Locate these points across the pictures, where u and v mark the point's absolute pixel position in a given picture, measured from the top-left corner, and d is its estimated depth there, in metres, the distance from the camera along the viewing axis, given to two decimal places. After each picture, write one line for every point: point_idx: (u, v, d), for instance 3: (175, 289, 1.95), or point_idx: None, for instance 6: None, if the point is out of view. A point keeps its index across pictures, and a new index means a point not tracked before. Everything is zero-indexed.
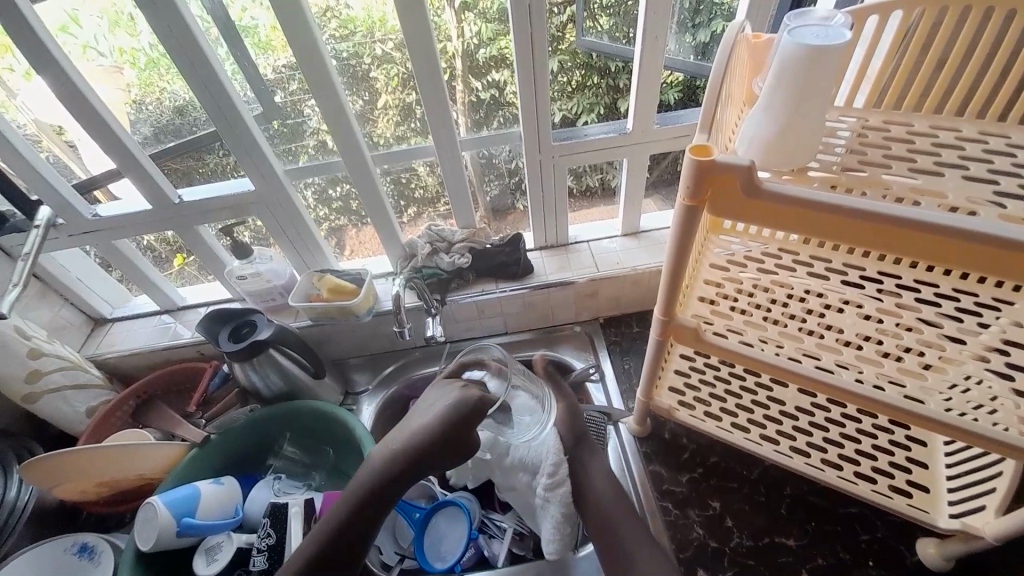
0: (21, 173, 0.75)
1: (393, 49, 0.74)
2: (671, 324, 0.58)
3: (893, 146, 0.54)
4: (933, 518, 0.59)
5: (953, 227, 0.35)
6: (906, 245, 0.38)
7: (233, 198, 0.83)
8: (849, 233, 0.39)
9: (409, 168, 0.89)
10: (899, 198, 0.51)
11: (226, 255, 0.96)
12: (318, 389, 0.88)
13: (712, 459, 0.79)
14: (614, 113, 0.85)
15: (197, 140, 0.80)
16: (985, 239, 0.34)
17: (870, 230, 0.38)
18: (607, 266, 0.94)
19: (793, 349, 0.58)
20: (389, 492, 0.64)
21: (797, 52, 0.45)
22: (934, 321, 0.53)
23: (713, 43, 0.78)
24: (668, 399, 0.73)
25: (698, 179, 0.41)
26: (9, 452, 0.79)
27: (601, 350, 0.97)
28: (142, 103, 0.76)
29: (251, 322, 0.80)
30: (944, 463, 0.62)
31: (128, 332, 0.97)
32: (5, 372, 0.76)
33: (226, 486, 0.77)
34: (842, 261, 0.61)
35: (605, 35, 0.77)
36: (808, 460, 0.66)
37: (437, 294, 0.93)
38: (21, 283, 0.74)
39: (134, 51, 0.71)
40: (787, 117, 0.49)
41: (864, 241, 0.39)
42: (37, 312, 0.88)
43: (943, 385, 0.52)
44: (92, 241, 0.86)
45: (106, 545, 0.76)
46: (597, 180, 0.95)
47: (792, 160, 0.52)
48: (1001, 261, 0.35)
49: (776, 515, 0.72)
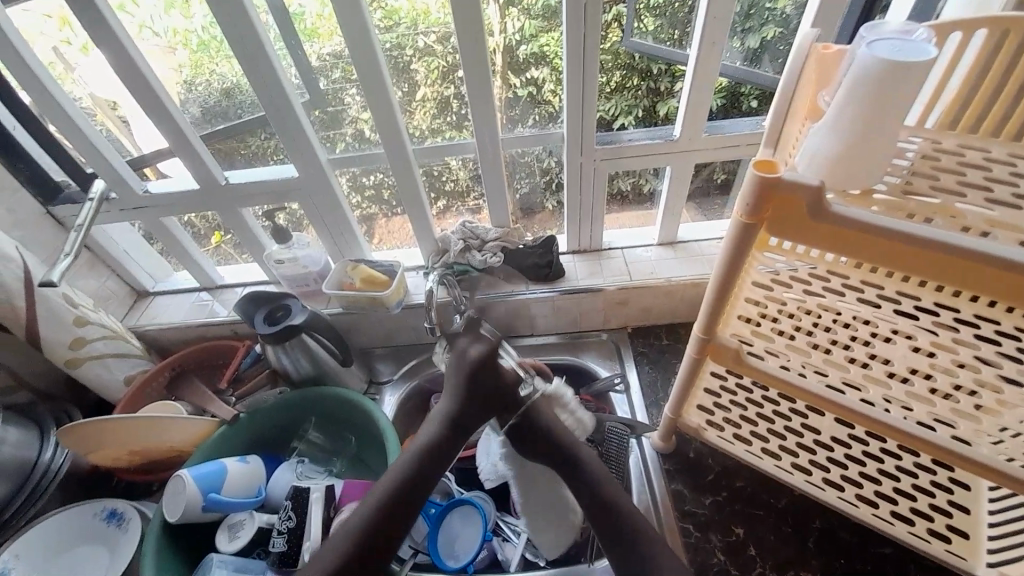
0: (78, 144, 0.78)
1: (435, 42, 0.74)
2: (710, 341, 0.58)
3: (968, 172, 0.51)
4: (971, 567, 0.57)
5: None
6: (988, 284, 0.35)
7: (272, 183, 0.85)
8: (927, 265, 0.37)
9: (442, 162, 0.89)
10: (969, 228, 0.49)
11: (264, 238, 0.97)
12: (344, 375, 0.89)
13: (739, 483, 0.76)
14: (653, 117, 0.83)
15: (243, 123, 0.82)
16: None
17: (957, 265, 0.36)
18: (640, 274, 0.93)
19: (836, 377, 0.57)
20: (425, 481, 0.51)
21: (875, 65, 0.43)
22: (992, 360, 0.48)
23: (763, 50, 0.76)
24: (696, 418, 0.73)
25: (760, 198, 0.39)
26: (51, 415, 0.83)
27: (628, 359, 0.95)
28: (192, 83, 0.77)
29: (284, 305, 0.82)
30: (988, 510, 0.59)
31: (167, 306, 1.01)
32: (52, 337, 0.80)
33: (251, 465, 0.79)
34: (894, 287, 0.54)
35: (650, 36, 0.75)
36: (842, 494, 0.64)
37: (467, 291, 0.93)
38: (72, 253, 0.76)
39: (186, 33, 0.72)
40: (856, 134, 0.46)
41: (939, 275, 0.37)
42: (85, 282, 0.92)
43: (992, 428, 0.51)
44: (140, 216, 0.89)
45: (134, 513, 0.78)
46: (630, 184, 0.92)
47: (855, 178, 0.49)
48: None
49: (804, 549, 0.70)
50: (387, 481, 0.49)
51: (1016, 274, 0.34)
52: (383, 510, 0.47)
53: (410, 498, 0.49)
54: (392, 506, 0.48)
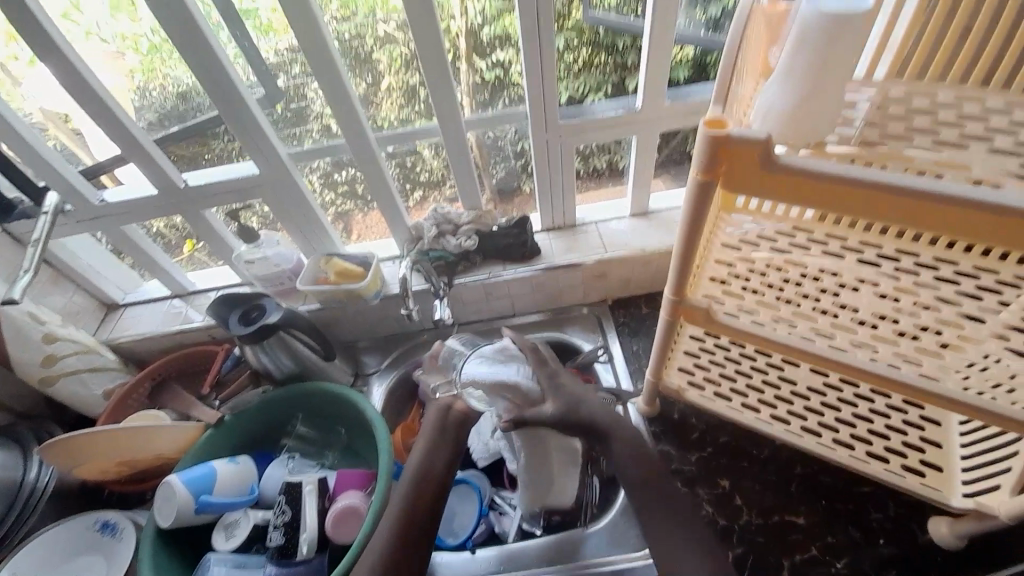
0: (28, 159, 0.76)
1: (395, 30, 0.73)
2: (682, 303, 0.60)
3: (916, 118, 0.52)
4: (944, 497, 0.60)
5: (962, 197, 0.35)
6: (944, 222, 0.37)
7: (236, 183, 0.83)
8: (883, 211, 0.38)
9: (413, 151, 0.88)
10: (920, 171, 0.50)
11: (234, 239, 0.95)
12: (328, 370, 0.89)
13: (722, 439, 0.79)
14: (622, 91, 0.83)
15: (201, 125, 0.79)
16: (994, 208, 0.34)
17: (911, 209, 0.37)
18: (616, 248, 0.93)
19: (804, 329, 0.60)
20: (440, 475, 0.72)
21: (818, 19, 0.43)
22: (951, 299, 0.49)
23: (724, 18, 0.76)
24: (676, 379, 0.75)
25: (713, 154, 0.40)
26: (28, 436, 0.81)
27: (610, 331, 0.96)
28: (145, 89, 0.75)
29: (260, 305, 0.81)
30: (960, 444, 0.62)
31: (140, 317, 0.98)
32: (21, 357, 0.78)
33: (242, 465, 0.78)
34: (859, 238, 0.52)
35: (612, 10, 0.75)
36: (819, 440, 0.67)
37: (445, 277, 0.92)
38: (32, 269, 0.74)
39: (136, 37, 0.70)
40: (806, 86, 0.46)
41: (897, 219, 0.38)
42: (50, 299, 0.89)
43: (961, 363, 0.53)
44: (100, 226, 0.86)
45: (128, 523, 0.77)
46: (604, 161, 0.93)
47: (809, 131, 0.50)
48: (1011, 230, 0.35)
49: (786, 493, 0.73)
50: (414, 472, 0.71)
51: (973, 210, 0.35)
52: (415, 487, 0.70)
53: (427, 485, 0.70)
54: (421, 487, 0.70)
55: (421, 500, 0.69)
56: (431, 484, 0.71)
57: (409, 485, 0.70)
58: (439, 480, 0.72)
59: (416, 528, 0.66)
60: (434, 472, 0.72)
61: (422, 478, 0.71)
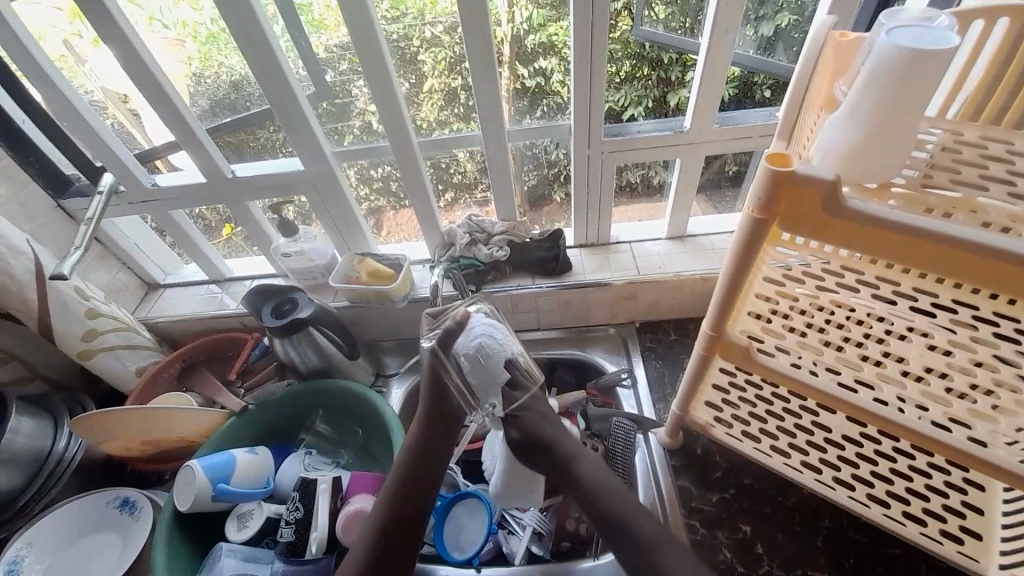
0: (85, 138, 0.78)
1: (442, 33, 0.73)
2: (718, 338, 0.57)
3: (992, 165, 0.49)
4: (983, 569, 0.57)
5: (996, 250, 0.33)
6: (1023, 286, 0.34)
7: (276, 177, 0.85)
8: (955, 266, 0.36)
9: (450, 155, 0.88)
10: (991, 224, 0.48)
11: (271, 230, 0.97)
12: (352, 369, 0.90)
13: (746, 480, 0.76)
14: (664, 107, 0.81)
15: (248, 116, 0.82)
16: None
17: (991, 268, 0.34)
18: (649, 270, 0.91)
19: (847, 376, 0.55)
20: (427, 479, 0.67)
21: (893, 54, 0.41)
22: (1011, 360, 0.46)
23: (777, 39, 0.74)
24: (703, 414, 0.72)
25: (772, 190, 0.38)
26: (64, 406, 0.84)
27: (635, 354, 0.94)
28: (201, 76, 0.77)
29: (292, 299, 0.82)
30: (1003, 511, 0.57)
31: (178, 298, 1.02)
32: (65, 329, 0.81)
33: (260, 455, 0.79)
34: (910, 284, 0.50)
35: (660, 24, 0.74)
36: (851, 493, 0.63)
37: (473, 286, 0.92)
38: (83, 247, 0.77)
39: (196, 25, 0.72)
40: (873, 126, 0.44)
41: (972, 279, 0.36)
42: (96, 275, 0.93)
43: (1011, 429, 0.48)
44: (148, 209, 0.89)
45: (146, 502, 0.80)
46: (639, 176, 0.91)
47: (874, 171, 0.47)
48: None
49: (812, 547, 0.69)
50: (395, 484, 0.66)
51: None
52: (393, 504, 0.65)
53: (411, 497, 0.66)
54: (400, 504, 0.65)
55: (406, 507, 0.65)
56: (416, 495, 0.66)
57: (394, 492, 0.66)
58: (424, 489, 0.67)
59: (397, 546, 0.63)
60: (420, 479, 0.67)
61: (403, 490, 0.66)
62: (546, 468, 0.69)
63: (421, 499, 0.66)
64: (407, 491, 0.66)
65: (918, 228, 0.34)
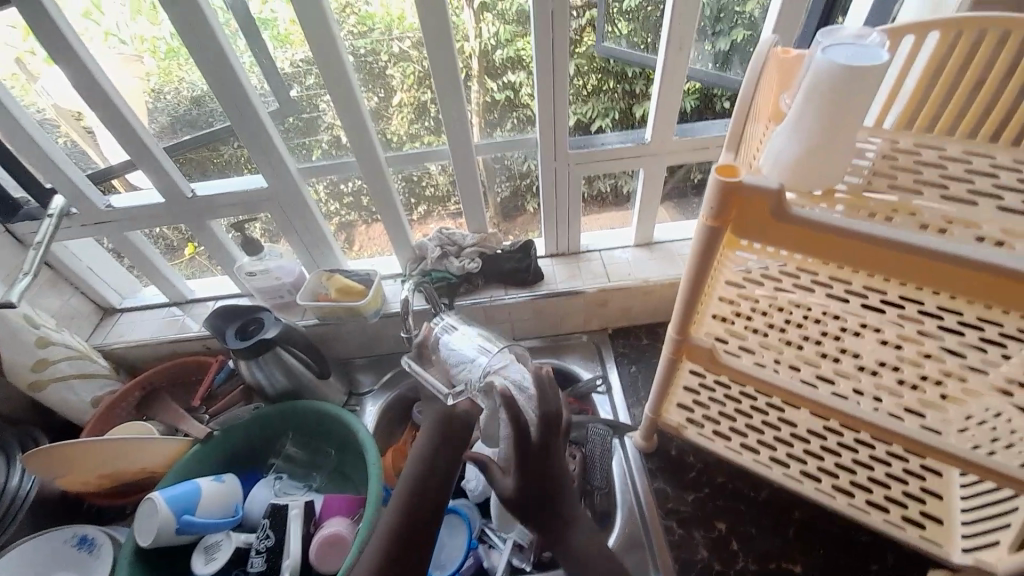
0: (36, 161, 0.75)
1: (410, 47, 0.74)
2: (686, 342, 0.58)
3: (925, 170, 0.52)
4: (946, 553, 0.58)
5: (934, 250, 0.35)
6: (957, 284, 0.36)
7: (239, 194, 0.83)
8: (899, 267, 0.38)
9: (422, 169, 0.88)
10: (928, 226, 0.49)
11: (235, 249, 0.95)
12: (323, 388, 0.88)
13: (719, 479, 0.77)
14: (630, 119, 0.83)
15: (214, 131, 0.80)
16: (966, 264, 0.35)
17: (929, 269, 0.36)
18: (620, 276, 0.93)
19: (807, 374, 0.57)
20: (438, 489, 0.54)
21: (830, 70, 0.44)
22: (956, 351, 0.49)
23: (733, 53, 0.77)
24: (676, 416, 0.73)
25: (723, 200, 0.40)
26: (14, 441, 0.80)
27: (609, 360, 0.95)
28: (160, 92, 0.75)
29: (258, 319, 0.80)
30: (960, 495, 0.60)
31: (136, 323, 0.97)
32: (14, 359, 0.76)
33: (227, 483, 0.76)
34: (862, 283, 0.54)
35: (623, 40, 0.76)
36: (818, 485, 0.65)
37: (445, 299, 0.92)
38: (32, 272, 0.72)
39: (155, 40, 0.70)
40: (816, 137, 0.47)
41: (915, 279, 0.38)
42: (47, 300, 0.88)
43: (961, 417, 0.51)
44: (103, 231, 0.86)
45: (105, 538, 0.76)
46: (609, 185, 0.93)
47: (820, 179, 0.50)
48: (990, 289, 0.35)
49: (784, 539, 0.71)
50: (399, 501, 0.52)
51: (996, 276, 0.34)
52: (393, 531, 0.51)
53: (418, 517, 0.52)
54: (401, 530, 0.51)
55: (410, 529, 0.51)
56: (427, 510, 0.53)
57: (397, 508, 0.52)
58: (438, 500, 0.54)
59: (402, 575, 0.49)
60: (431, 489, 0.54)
61: (408, 512, 0.52)
62: (531, 516, 0.57)
63: (431, 513, 0.53)
64: (413, 509, 0.52)
65: (863, 233, 0.36)
